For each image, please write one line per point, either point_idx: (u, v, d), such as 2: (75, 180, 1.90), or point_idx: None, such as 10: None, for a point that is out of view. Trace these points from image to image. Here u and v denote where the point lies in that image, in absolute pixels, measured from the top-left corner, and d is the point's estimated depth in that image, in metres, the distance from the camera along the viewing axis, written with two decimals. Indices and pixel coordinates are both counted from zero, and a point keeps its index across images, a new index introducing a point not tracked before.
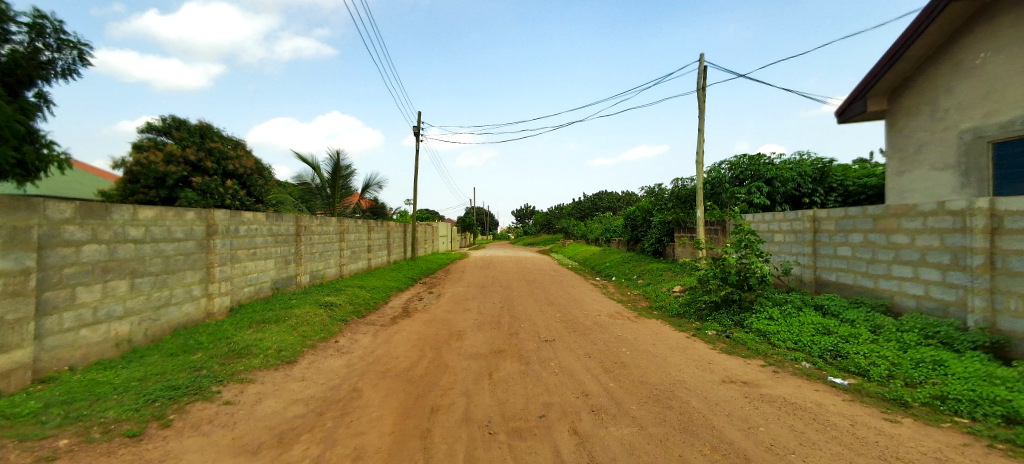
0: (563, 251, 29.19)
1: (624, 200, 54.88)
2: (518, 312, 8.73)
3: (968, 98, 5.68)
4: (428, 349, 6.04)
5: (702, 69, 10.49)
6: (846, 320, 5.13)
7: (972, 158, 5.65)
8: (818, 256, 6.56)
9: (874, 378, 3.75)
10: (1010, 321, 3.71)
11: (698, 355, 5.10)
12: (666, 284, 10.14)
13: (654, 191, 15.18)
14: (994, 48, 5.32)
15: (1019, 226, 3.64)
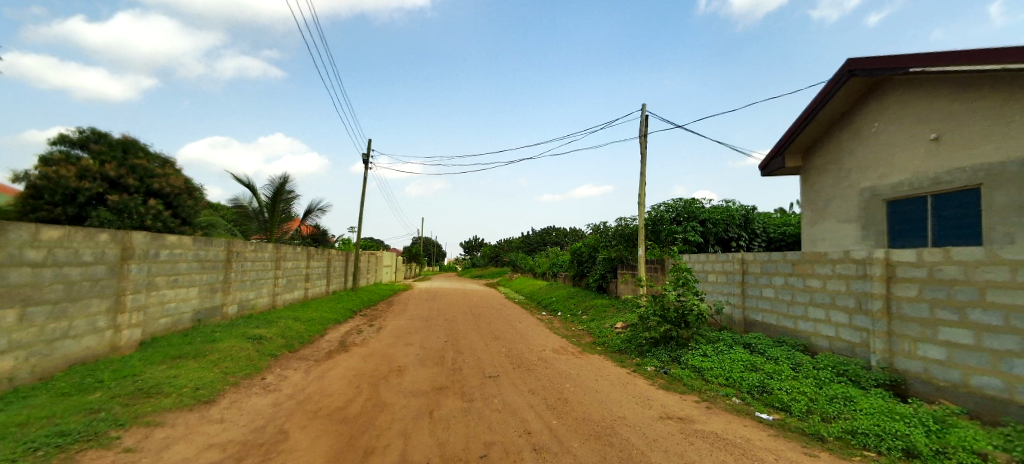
0: (509, 285, 29.16)
1: (570, 235, 56.41)
2: (463, 347, 8.49)
3: (866, 159, 6.56)
4: (365, 386, 5.67)
5: (642, 118, 11.35)
6: (770, 357, 5.52)
7: (870, 213, 6.46)
8: (746, 296, 7.07)
9: (795, 414, 4.01)
10: (905, 362, 4.17)
11: (637, 391, 5.22)
12: (609, 319, 10.38)
13: (601, 227, 15.56)
14: (884, 119, 6.25)
15: (909, 275, 4.17)
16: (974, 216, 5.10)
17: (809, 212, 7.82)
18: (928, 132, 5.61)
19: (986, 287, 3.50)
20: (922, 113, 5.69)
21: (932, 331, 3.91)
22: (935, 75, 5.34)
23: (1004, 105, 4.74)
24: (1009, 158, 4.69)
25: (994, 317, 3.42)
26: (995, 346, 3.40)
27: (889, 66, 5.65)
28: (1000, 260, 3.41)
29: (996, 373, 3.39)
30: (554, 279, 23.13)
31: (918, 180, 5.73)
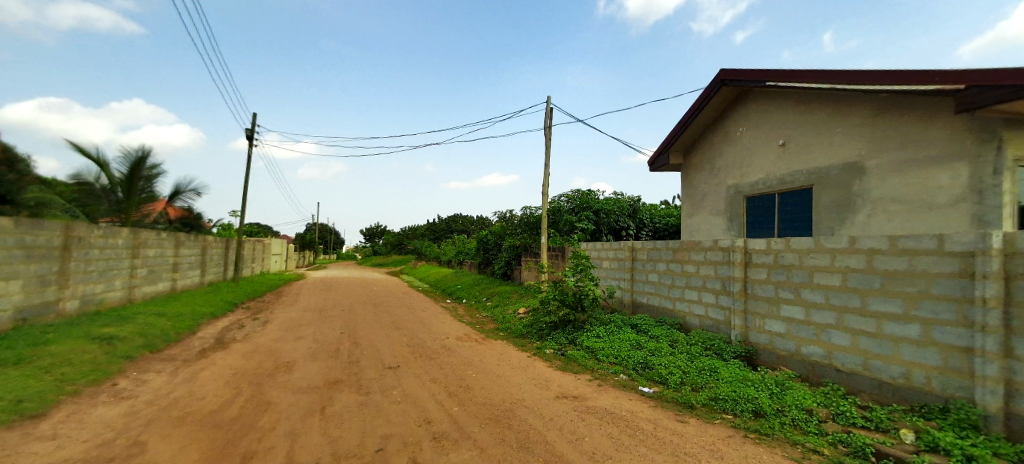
0: (413, 273, 28.40)
1: (476, 223, 56.61)
2: (362, 338, 8.03)
3: (732, 160, 7.61)
4: (246, 385, 5.02)
5: (548, 111, 11.73)
6: (653, 336, 6.17)
7: (733, 207, 7.54)
8: (635, 281, 7.79)
9: (671, 386, 4.54)
10: (756, 335, 4.96)
11: (537, 373, 5.44)
12: (512, 305, 10.67)
13: (506, 216, 15.83)
14: (746, 126, 7.29)
15: (761, 261, 4.95)
16: (805, 211, 6.23)
17: (687, 205, 8.86)
18: (777, 138, 6.67)
19: (814, 271, 4.28)
20: (774, 122, 6.74)
21: (776, 308, 4.71)
22: (784, 90, 6.36)
23: (830, 119, 5.82)
24: (831, 164, 5.79)
25: (818, 296, 4.22)
26: (818, 320, 4.20)
27: (752, 78, 6.58)
28: (824, 248, 4.20)
29: (819, 342, 4.19)
30: (460, 267, 23.07)
31: (768, 179, 6.80)
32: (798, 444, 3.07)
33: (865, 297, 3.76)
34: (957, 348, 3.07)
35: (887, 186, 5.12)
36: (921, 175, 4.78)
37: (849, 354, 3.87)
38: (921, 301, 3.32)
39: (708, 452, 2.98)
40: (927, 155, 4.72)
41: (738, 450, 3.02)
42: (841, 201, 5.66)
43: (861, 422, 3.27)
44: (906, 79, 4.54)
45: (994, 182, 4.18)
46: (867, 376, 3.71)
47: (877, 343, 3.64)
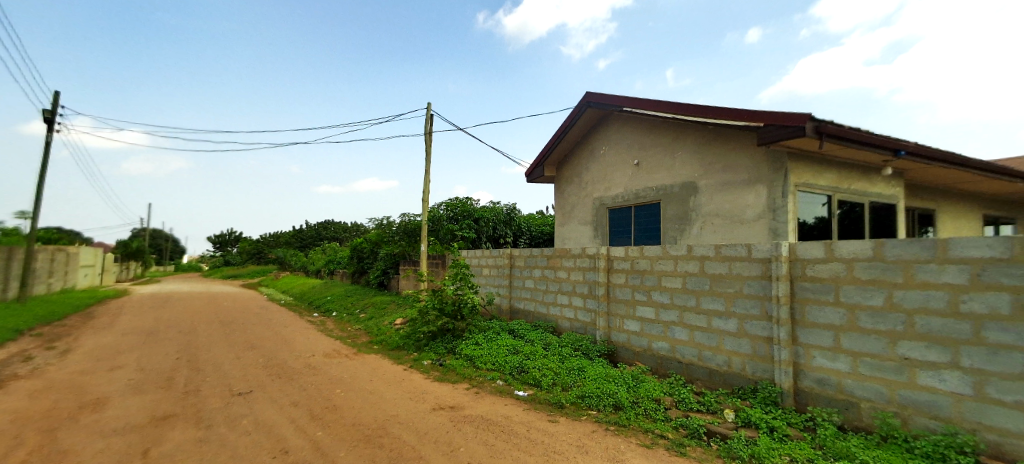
0: (275, 285, 25.18)
1: (352, 229, 52.73)
2: (204, 362, 6.75)
3: (597, 175, 8.45)
4: (25, 433, 3.78)
5: (429, 116, 11.56)
6: (528, 341, 6.43)
7: (598, 218, 8.35)
8: (513, 287, 8.07)
9: (544, 388, 4.76)
10: (616, 335, 5.53)
11: (413, 386, 5.23)
12: (388, 317, 10.13)
13: (382, 223, 15.01)
14: (608, 145, 8.18)
15: (621, 267, 5.55)
16: (655, 222, 7.22)
17: (560, 215, 9.55)
18: (633, 158, 7.63)
19: (662, 275, 4.95)
20: (629, 143, 7.70)
21: (632, 309, 5.32)
22: (637, 115, 7.31)
23: (672, 144, 6.87)
24: (673, 182, 6.83)
25: (665, 297, 4.89)
26: (665, 318, 4.87)
27: (613, 102, 7.42)
28: (668, 255, 4.89)
29: (665, 338, 4.85)
30: (330, 276, 21.14)
31: (626, 194, 7.72)
32: (649, 431, 3.47)
33: (699, 297, 4.47)
34: (761, 337, 3.84)
35: (712, 203, 6.21)
36: (734, 195, 5.93)
37: (687, 347, 4.56)
38: (737, 300, 4.08)
39: (575, 448, 3.19)
40: (739, 179, 5.88)
41: (600, 442, 3.29)
42: (681, 214, 6.70)
43: (696, 407, 3.84)
44: (725, 115, 5.60)
45: (781, 203, 5.38)
46: (701, 365, 4.40)
47: (708, 337, 4.35)
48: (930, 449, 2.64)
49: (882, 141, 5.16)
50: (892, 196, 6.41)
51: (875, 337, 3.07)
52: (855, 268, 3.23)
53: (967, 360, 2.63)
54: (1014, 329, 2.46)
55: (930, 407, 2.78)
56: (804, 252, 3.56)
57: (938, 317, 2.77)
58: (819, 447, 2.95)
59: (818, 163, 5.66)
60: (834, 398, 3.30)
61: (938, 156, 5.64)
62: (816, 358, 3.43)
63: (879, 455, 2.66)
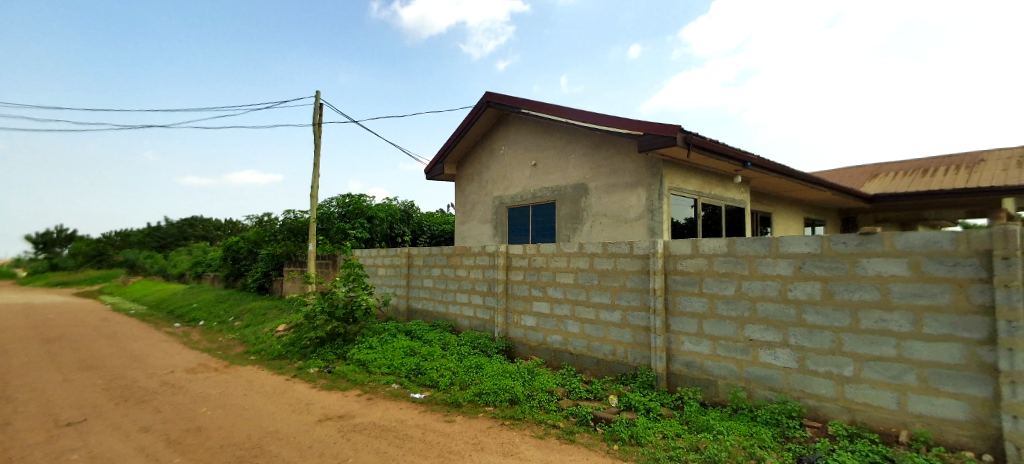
0: (121, 292, 21.04)
1: (228, 228, 46.50)
2: (10, 389, 5.35)
3: (497, 175, 8.61)
4: None
5: (319, 105, 10.70)
6: (426, 341, 6.28)
7: (498, 216, 8.52)
8: (411, 287, 7.83)
9: (441, 388, 4.68)
10: (514, 331, 5.69)
11: (297, 397, 4.76)
12: (270, 323, 9.08)
13: (261, 220, 13.38)
14: (508, 145, 8.40)
15: (520, 264, 5.71)
16: (550, 221, 7.57)
17: (460, 214, 9.53)
18: (530, 159, 7.93)
19: (556, 271, 5.20)
20: (527, 145, 8.00)
21: (529, 305, 5.52)
22: (535, 118, 7.61)
23: (566, 147, 7.29)
24: (567, 184, 7.25)
25: (559, 292, 5.14)
26: (558, 312, 5.13)
27: (512, 104, 7.62)
28: (562, 252, 5.16)
29: (558, 331, 5.11)
30: (198, 281, 18.28)
31: (524, 194, 7.99)
32: (543, 422, 3.61)
33: (589, 292, 4.80)
34: (640, 327, 4.25)
35: (601, 204, 6.72)
36: (619, 197, 6.49)
37: (578, 339, 4.87)
38: (621, 293, 4.46)
39: (471, 446, 3.19)
40: (623, 182, 6.46)
41: (496, 438, 3.34)
42: (574, 214, 7.14)
43: (585, 395, 4.10)
44: (612, 123, 6.10)
45: (658, 205, 6.03)
46: (590, 355, 4.72)
47: (596, 328, 4.68)
48: (768, 415, 3.17)
49: (734, 153, 6.09)
50: (742, 200, 7.59)
51: (729, 323, 3.60)
52: (714, 262, 3.74)
53: (793, 339, 3.22)
54: (824, 311, 3.07)
55: (768, 380, 3.34)
56: (676, 249, 4.02)
57: (773, 303, 3.34)
58: (686, 423, 3.35)
59: (686, 170, 6.47)
60: (698, 378, 3.79)
61: (773, 168, 6.83)
62: (685, 343, 3.90)
63: (730, 425, 3.12)
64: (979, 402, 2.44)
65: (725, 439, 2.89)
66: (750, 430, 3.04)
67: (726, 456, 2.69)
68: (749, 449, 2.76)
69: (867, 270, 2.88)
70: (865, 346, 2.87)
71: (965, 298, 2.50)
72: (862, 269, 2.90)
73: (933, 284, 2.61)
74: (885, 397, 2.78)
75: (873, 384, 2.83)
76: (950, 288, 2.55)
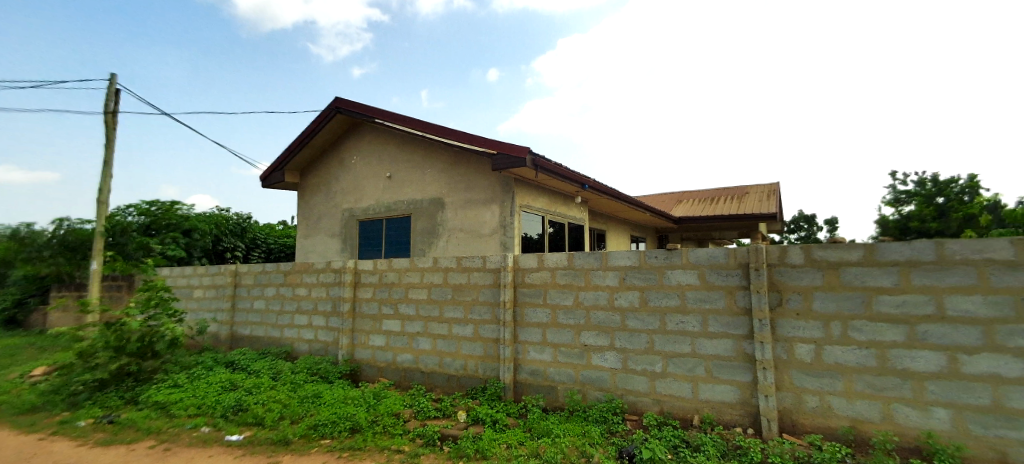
0: None
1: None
2: None
3: (350, 186, 8.18)
4: None
5: (117, 91, 8.75)
6: (253, 372, 5.44)
7: (347, 230, 8.06)
8: (236, 312, 6.84)
9: (266, 425, 4.02)
10: (360, 352, 5.36)
11: (53, 461, 3.60)
12: (19, 367, 6.81)
13: (15, 232, 10.11)
14: (359, 156, 8.10)
15: (369, 280, 5.42)
16: (405, 235, 7.43)
17: (304, 227, 8.78)
18: (385, 171, 7.73)
19: (408, 287, 5.06)
20: (381, 156, 7.81)
21: (379, 324, 5.25)
22: (390, 129, 7.48)
23: (421, 161, 7.31)
24: (423, 197, 7.22)
25: (411, 309, 5.00)
26: (410, 330, 4.98)
27: (364, 113, 7.37)
28: (416, 267, 5.03)
29: (409, 350, 4.96)
30: None
31: (378, 207, 7.72)
32: (386, 448, 3.39)
33: (441, 307, 4.76)
34: (490, 339, 4.37)
35: (455, 219, 6.85)
36: (472, 213, 6.71)
37: (430, 356, 4.78)
38: (473, 307, 4.53)
39: None
40: (478, 199, 6.68)
41: None
42: (429, 229, 7.12)
43: (433, 414, 3.98)
44: (466, 140, 6.33)
45: (510, 221, 6.35)
46: (440, 372, 4.68)
47: (448, 344, 4.67)
48: (597, 414, 3.53)
49: (573, 176, 6.85)
50: (581, 219, 8.56)
51: (568, 330, 3.95)
52: (556, 274, 4.08)
53: (618, 342, 3.67)
54: (641, 317, 3.59)
55: (598, 382, 3.74)
56: (524, 263, 4.28)
57: (602, 310, 3.78)
58: (528, 430, 3.53)
59: (535, 189, 7.02)
60: (541, 385, 4.04)
61: (605, 191, 7.89)
62: (530, 353, 4.15)
63: (566, 427, 3.38)
64: (744, 385, 3.11)
65: (561, 441, 3.11)
66: (582, 429, 3.33)
67: (560, 458, 2.88)
68: (580, 448, 3.02)
69: (671, 280, 3.48)
70: (669, 345, 3.43)
71: (733, 302, 3.19)
72: (668, 279, 3.49)
73: (714, 291, 3.28)
74: (683, 388, 3.35)
75: (675, 377, 3.39)
76: (724, 294, 3.24)
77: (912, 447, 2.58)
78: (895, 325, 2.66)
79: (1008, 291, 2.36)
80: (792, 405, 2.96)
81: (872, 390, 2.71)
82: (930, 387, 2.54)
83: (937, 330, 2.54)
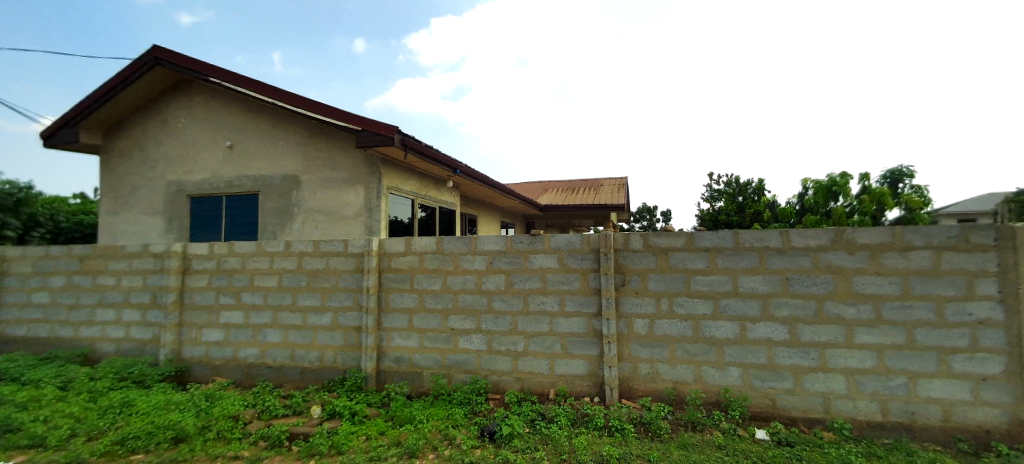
0: None
1: None
2: None
3: (178, 155, 6.94)
4: None
5: None
6: (29, 381, 4.30)
7: (174, 207, 6.88)
8: (6, 308, 5.42)
9: (49, 447, 3.10)
10: (189, 350, 4.67)
11: None
12: None
13: None
14: (189, 119, 6.92)
15: (200, 267, 4.71)
16: (251, 215, 6.60)
17: (111, 201, 7.21)
18: (225, 140, 6.73)
19: (254, 274, 4.52)
20: (219, 122, 6.77)
21: (215, 316, 4.62)
22: (233, 92, 6.52)
23: (272, 131, 6.53)
24: (274, 173, 6.49)
25: (257, 298, 4.48)
26: (255, 321, 4.48)
27: (197, 68, 6.29)
28: (263, 251, 4.50)
29: (254, 343, 4.47)
30: None
31: (215, 180, 6.72)
32: (219, 456, 2.94)
33: (295, 295, 4.37)
34: (351, 327, 4.15)
35: (314, 199, 6.30)
36: (333, 192, 6.23)
37: (279, 349, 4.37)
38: (333, 294, 4.24)
39: None
40: (340, 177, 6.22)
41: None
42: (281, 208, 6.44)
43: (281, 412, 3.66)
44: (327, 113, 5.83)
45: (376, 203, 6.09)
46: (292, 366, 4.32)
47: (300, 335, 4.32)
48: (462, 396, 3.62)
49: (444, 160, 6.84)
50: (452, 203, 8.60)
51: (435, 315, 3.95)
52: (424, 259, 4.03)
53: (484, 325, 3.80)
54: (506, 299, 3.76)
55: (464, 364, 3.83)
56: (390, 248, 4.13)
57: (470, 294, 3.86)
58: (390, 419, 3.45)
59: (404, 171, 6.82)
60: (405, 372, 4.00)
61: (476, 177, 8.05)
62: (394, 340, 4.06)
63: (430, 412, 3.41)
64: (593, 359, 3.49)
65: (424, 427, 3.13)
66: (446, 413, 3.39)
67: (423, 443, 2.88)
68: (443, 431, 3.07)
69: (534, 264, 3.70)
70: (532, 325, 3.66)
71: (586, 283, 3.54)
72: (531, 263, 3.71)
73: (571, 274, 3.58)
74: (542, 365, 3.62)
75: (535, 355, 3.64)
76: (579, 276, 3.56)
77: (714, 401, 3.18)
78: (705, 300, 3.24)
79: (778, 272, 3.09)
80: (630, 373, 3.40)
81: (688, 356, 3.26)
82: (728, 351, 3.17)
83: (734, 303, 3.17)
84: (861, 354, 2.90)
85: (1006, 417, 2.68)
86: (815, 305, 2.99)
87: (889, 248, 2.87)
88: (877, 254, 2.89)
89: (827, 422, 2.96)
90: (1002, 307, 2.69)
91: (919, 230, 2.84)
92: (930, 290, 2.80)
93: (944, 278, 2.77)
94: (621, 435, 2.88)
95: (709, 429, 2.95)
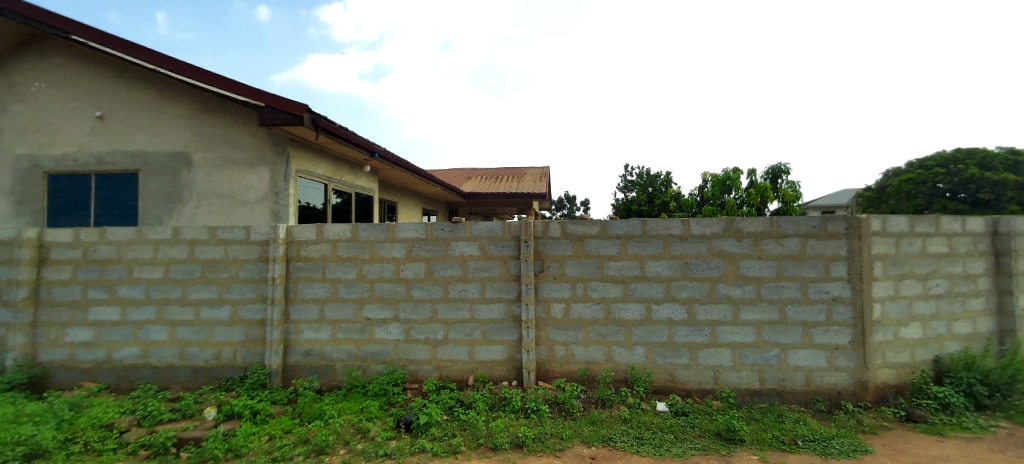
0: None
1: None
2: None
3: (31, 124, 5.89)
4: None
5: None
6: None
7: (26, 186, 5.85)
8: None
9: None
10: (46, 353, 4.05)
11: None
12: None
13: None
14: (45, 82, 5.89)
15: (60, 257, 4.08)
16: (130, 197, 5.82)
17: None
18: (95, 109, 5.84)
19: (133, 264, 4.00)
20: (87, 88, 5.85)
21: (83, 313, 4.04)
22: (106, 55, 5.64)
23: (156, 102, 5.78)
24: (158, 150, 5.76)
25: (137, 292, 3.99)
26: (135, 318, 3.98)
27: (55, 23, 5.36)
28: (145, 239, 4.00)
29: (135, 342, 3.98)
30: None
31: (81, 156, 5.82)
32: None
33: (185, 287, 3.95)
34: (254, 321, 3.85)
35: (210, 181, 5.70)
36: (233, 174, 5.69)
37: (165, 348, 3.94)
38: (232, 285, 3.90)
39: None
40: (242, 158, 5.68)
41: None
42: (168, 190, 5.75)
43: (166, 417, 3.30)
44: (225, 85, 5.28)
45: (282, 187, 5.69)
46: (182, 365, 3.92)
47: (192, 331, 3.93)
48: (377, 388, 3.53)
49: (361, 143, 6.54)
50: (370, 189, 8.27)
51: (349, 305, 3.78)
52: (338, 247, 3.83)
53: (402, 314, 3.72)
54: (425, 287, 3.70)
55: (381, 355, 3.73)
56: (299, 235, 3.87)
57: (387, 283, 3.75)
58: (298, 416, 3.27)
59: (316, 153, 6.41)
60: (316, 365, 3.81)
61: (397, 162, 7.81)
62: (304, 333, 3.84)
63: (342, 406, 3.28)
64: (511, 344, 3.57)
65: (334, 422, 3.01)
66: (360, 406, 3.29)
67: (334, 439, 2.78)
68: (356, 425, 2.97)
69: (456, 251, 3.67)
70: (451, 313, 3.65)
71: (507, 269, 3.59)
72: (452, 250, 3.68)
73: (491, 261, 3.62)
74: (462, 352, 3.63)
75: (455, 343, 3.64)
76: (500, 262, 3.61)
77: (622, 378, 3.41)
78: (616, 284, 3.44)
79: (680, 257, 3.36)
80: (547, 356, 3.53)
81: (600, 337, 3.45)
82: (636, 332, 3.40)
83: (642, 287, 3.40)
84: (744, 330, 3.27)
85: (851, 379, 3.17)
86: (708, 286, 3.31)
87: (768, 235, 3.24)
88: (759, 240, 3.26)
89: (716, 392, 3.30)
90: (850, 286, 3.17)
91: (791, 220, 3.22)
92: (798, 272, 3.21)
93: (808, 262, 3.20)
94: (536, 416, 3.00)
95: (616, 405, 3.17)
